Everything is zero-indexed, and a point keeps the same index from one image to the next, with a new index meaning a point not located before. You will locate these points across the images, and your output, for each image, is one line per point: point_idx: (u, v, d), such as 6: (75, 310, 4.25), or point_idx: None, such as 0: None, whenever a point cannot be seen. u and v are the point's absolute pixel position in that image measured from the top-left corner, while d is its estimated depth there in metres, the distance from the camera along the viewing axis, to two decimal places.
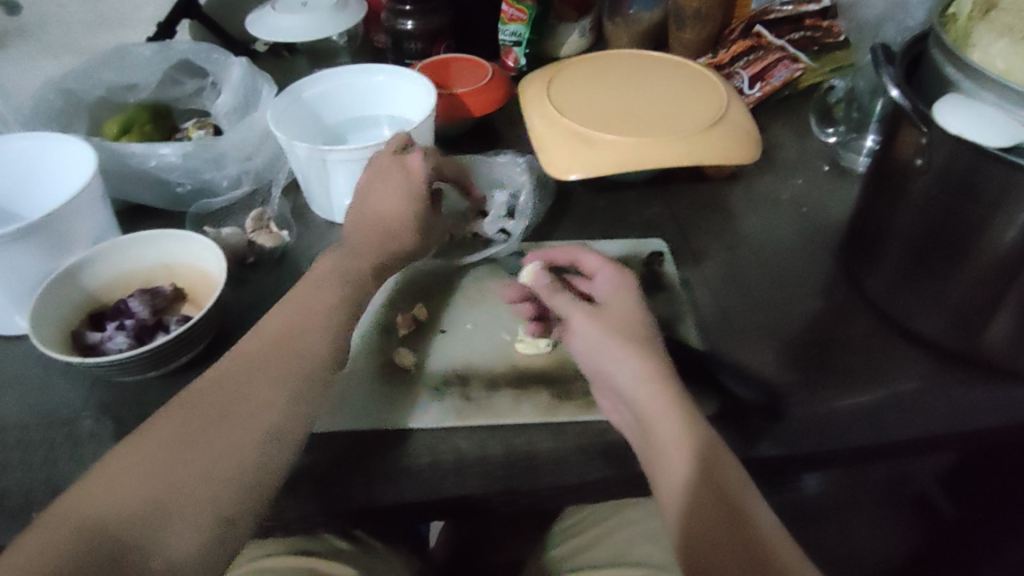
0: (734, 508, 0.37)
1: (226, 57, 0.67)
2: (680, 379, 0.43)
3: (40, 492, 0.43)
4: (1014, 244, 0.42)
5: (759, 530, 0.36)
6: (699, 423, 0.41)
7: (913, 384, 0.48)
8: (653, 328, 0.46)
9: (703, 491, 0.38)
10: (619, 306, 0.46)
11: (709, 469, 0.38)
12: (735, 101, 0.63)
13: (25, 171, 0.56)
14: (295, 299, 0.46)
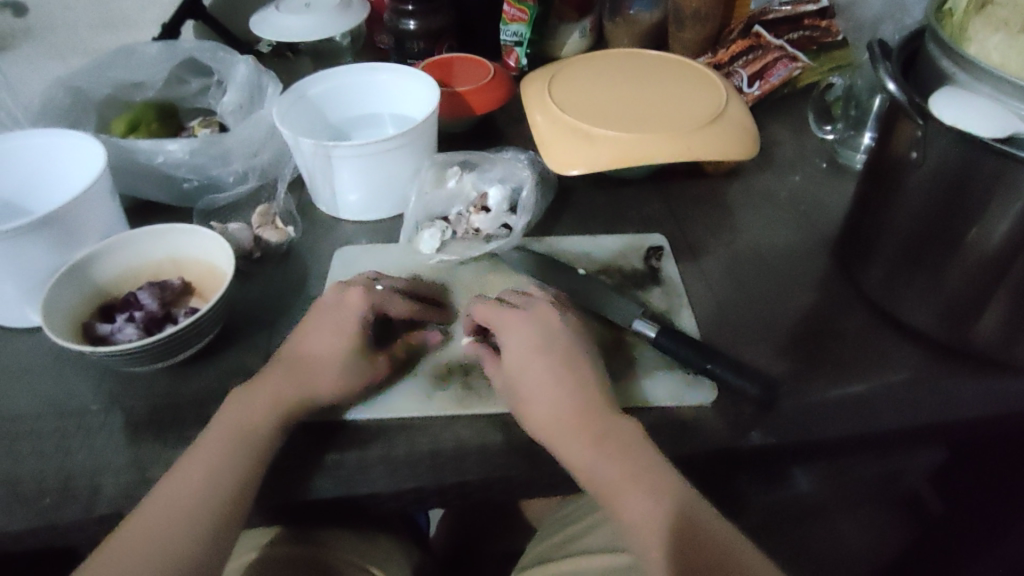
0: (717, 551, 0.39)
1: (229, 56, 0.68)
2: (593, 423, 0.43)
3: (51, 479, 0.44)
4: (1001, 244, 0.43)
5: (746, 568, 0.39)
6: (654, 472, 0.41)
7: (905, 375, 0.49)
8: (560, 365, 0.45)
9: (682, 541, 0.39)
10: (517, 359, 0.46)
11: (683, 519, 0.40)
12: (734, 98, 0.63)
13: (36, 167, 0.57)
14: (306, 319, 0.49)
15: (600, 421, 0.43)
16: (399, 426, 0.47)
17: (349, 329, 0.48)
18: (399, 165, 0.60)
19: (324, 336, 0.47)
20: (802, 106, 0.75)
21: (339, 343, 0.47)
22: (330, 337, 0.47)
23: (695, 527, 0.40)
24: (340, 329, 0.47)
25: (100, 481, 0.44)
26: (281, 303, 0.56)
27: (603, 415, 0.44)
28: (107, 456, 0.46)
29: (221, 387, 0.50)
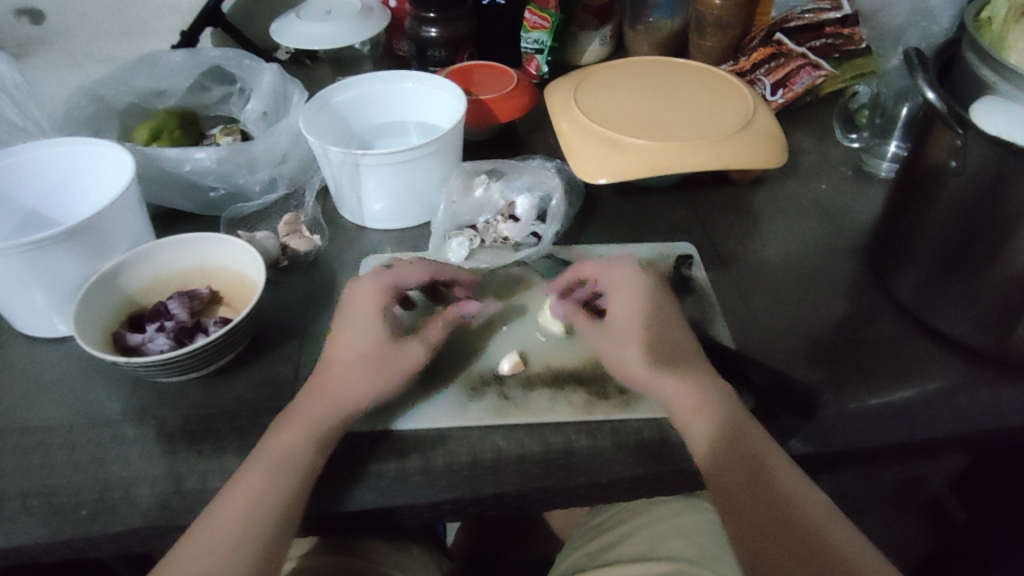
0: (758, 467, 0.42)
1: (256, 63, 0.68)
2: (695, 363, 0.47)
3: (86, 492, 0.44)
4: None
5: (782, 486, 0.42)
6: (709, 397, 0.45)
7: (940, 383, 0.49)
8: (658, 310, 0.50)
9: (724, 457, 0.43)
10: (623, 303, 0.51)
11: (731, 440, 0.44)
12: (760, 106, 0.64)
13: (61, 176, 0.56)
14: (347, 322, 0.49)
15: (691, 368, 0.47)
16: (438, 436, 0.46)
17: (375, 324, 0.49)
18: (427, 173, 0.59)
19: (346, 336, 0.48)
20: (824, 114, 0.76)
21: (363, 341, 0.48)
22: (353, 336, 0.48)
23: (742, 441, 0.43)
24: (361, 326, 0.49)
25: (135, 493, 0.44)
26: (311, 312, 0.56)
27: (678, 351, 0.48)
28: (142, 466, 0.45)
29: (254, 397, 0.49)
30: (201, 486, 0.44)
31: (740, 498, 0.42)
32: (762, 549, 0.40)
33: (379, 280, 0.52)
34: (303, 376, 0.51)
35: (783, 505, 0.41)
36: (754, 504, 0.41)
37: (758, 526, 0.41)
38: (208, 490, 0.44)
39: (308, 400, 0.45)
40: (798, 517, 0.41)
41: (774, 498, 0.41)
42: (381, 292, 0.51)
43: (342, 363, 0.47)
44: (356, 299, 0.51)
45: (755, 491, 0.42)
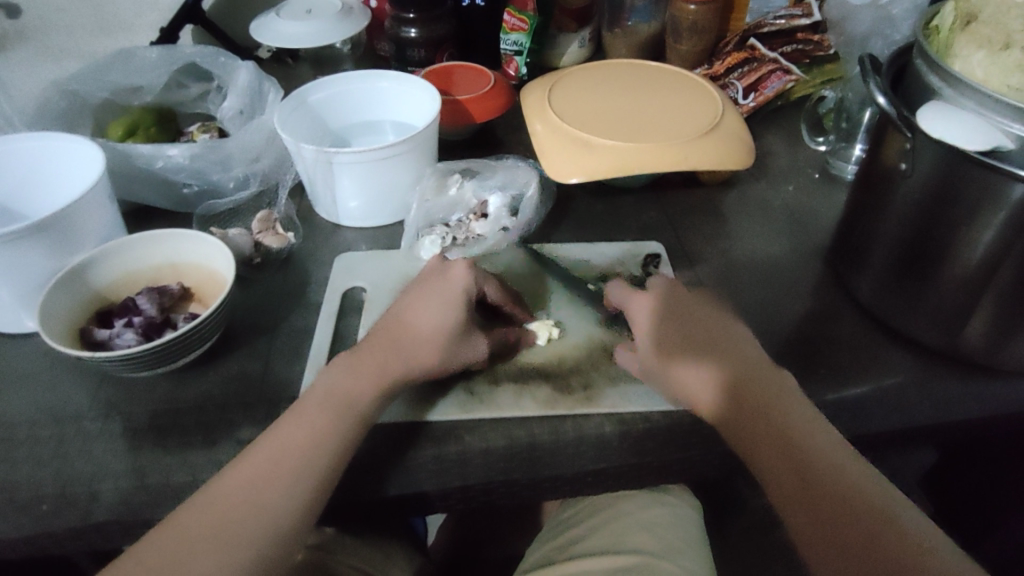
0: (782, 435, 0.43)
1: (232, 61, 0.69)
2: (737, 366, 0.46)
3: (51, 487, 0.44)
4: (985, 259, 0.44)
5: (812, 452, 0.42)
6: (731, 376, 0.46)
7: (900, 379, 0.50)
8: (702, 319, 0.49)
9: (747, 431, 0.43)
10: (663, 314, 0.50)
11: (749, 415, 0.44)
12: (729, 109, 0.65)
13: (32, 171, 0.56)
14: (424, 305, 0.49)
15: (738, 371, 0.46)
16: (403, 430, 0.47)
17: (453, 309, 0.48)
18: (399, 173, 0.60)
19: (427, 309, 0.49)
20: (794, 118, 0.77)
21: (439, 319, 0.48)
22: (436, 312, 0.48)
23: (765, 413, 0.44)
24: (447, 304, 0.49)
25: (98, 488, 0.44)
26: (281, 309, 0.56)
27: (706, 330, 0.49)
28: (105, 462, 0.45)
29: (222, 393, 0.50)
30: (164, 481, 0.44)
31: (772, 466, 0.42)
32: (791, 513, 0.40)
33: (474, 272, 0.51)
34: (271, 372, 0.51)
35: (813, 472, 0.41)
36: (785, 471, 0.41)
37: (787, 490, 0.41)
38: (173, 484, 0.44)
39: (373, 353, 0.47)
40: (828, 482, 0.40)
41: (804, 463, 0.41)
42: (469, 283, 0.50)
43: (416, 334, 0.48)
44: (446, 279, 0.50)
45: (785, 459, 0.42)
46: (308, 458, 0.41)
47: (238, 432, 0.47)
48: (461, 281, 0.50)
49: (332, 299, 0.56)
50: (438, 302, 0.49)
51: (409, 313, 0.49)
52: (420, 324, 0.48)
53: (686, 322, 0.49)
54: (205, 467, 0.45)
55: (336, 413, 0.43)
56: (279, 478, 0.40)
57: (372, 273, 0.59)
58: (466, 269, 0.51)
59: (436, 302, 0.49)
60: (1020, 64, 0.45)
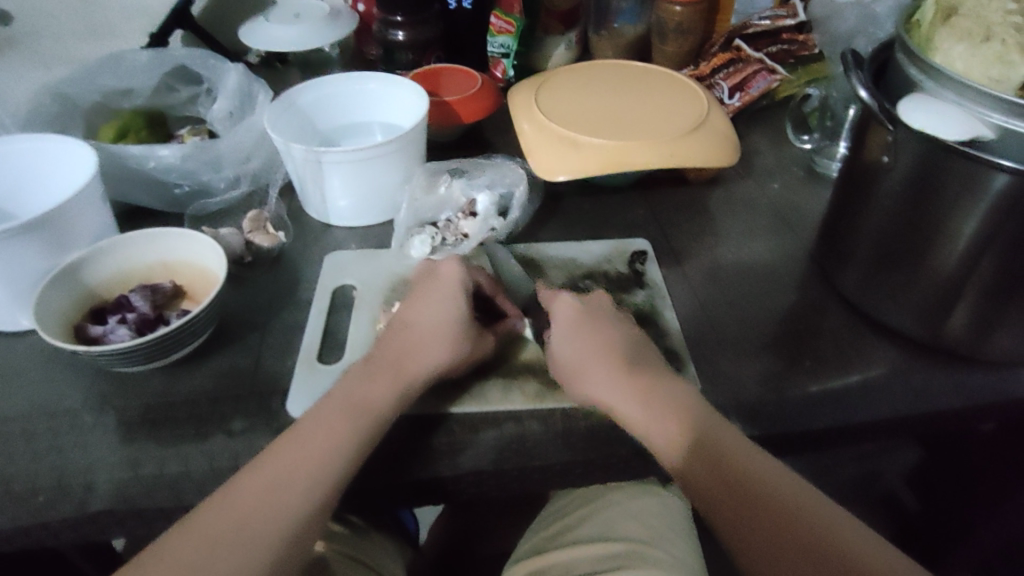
0: (725, 458, 0.42)
1: (220, 64, 0.69)
2: (662, 381, 0.47)
3: (44, 479, 0.44)
4: (963, 259, 0.46)
5: (761, 479, 0.41)
6: (667, 397, 0.45)
7: (868, 375, 0.51)
8: (634, 338, 0.50)
9: (690, 457, 0.42)
10: (594, 325, 0.50)
11: (697, 439, 0.43)
12: (714, 108, 0.66)
13: (25, 171, 0.57)
14: (425, 305, 0.50)
15: (667, 391, 0.46)
16: (402, 425, 0.47)
17: (456, 298, 0.50)
18: (388, 172, 0.61)
19: (428, 306, 0.50)
20: (779, 117, 0.79)
21: (442, 314, 0.49)
22: (439, 309, 0.49)
23: (709, 441, 0.43)
24: (447, 300, 0.49)
25: (93, 479, 0.44)
26: (273, 306, 0.57)
27: (641, 351, 0.49)
28: (99, 454, 0.46)
29: (214, 387, 0.50)
30: (158, 472, 0.45)
31: (717, 498, 0.41)
32: (740, 549, 0.39)
33: (464, 264, 0.52)
34: (263, 366, 0.52)
35: (767, 492, 0.40)
36: (729, 505, 0.40)
37: (739, 527, 0.40)
38: (166, 475, 0.45)
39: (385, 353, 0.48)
40: (783, 510, 0.39)
41: (750, 497, 0.40)
42: (464, 275, 0.51)
43: (420, 327, 0.49)
44: (439, 277, 0.51)
45: (726, 485, 0.41)
46: (297, 449, 0.42)
47: (231, 424, 0.47)
48: (456, 277, 0.51)
49: (322, 296, 0.57)
50: (441, 297, 0.50)
51: (409, 312, 0.50)
52: (416, 324, 0.49)
53: (616, 335, 0.49)
54: (198, 459, 0.45)
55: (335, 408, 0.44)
56: (270, 472, 0.41)
57: (363, 272, 0.59)
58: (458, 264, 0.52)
59: (438, 299, 0.50)
60: (1000, 57, 0.47)
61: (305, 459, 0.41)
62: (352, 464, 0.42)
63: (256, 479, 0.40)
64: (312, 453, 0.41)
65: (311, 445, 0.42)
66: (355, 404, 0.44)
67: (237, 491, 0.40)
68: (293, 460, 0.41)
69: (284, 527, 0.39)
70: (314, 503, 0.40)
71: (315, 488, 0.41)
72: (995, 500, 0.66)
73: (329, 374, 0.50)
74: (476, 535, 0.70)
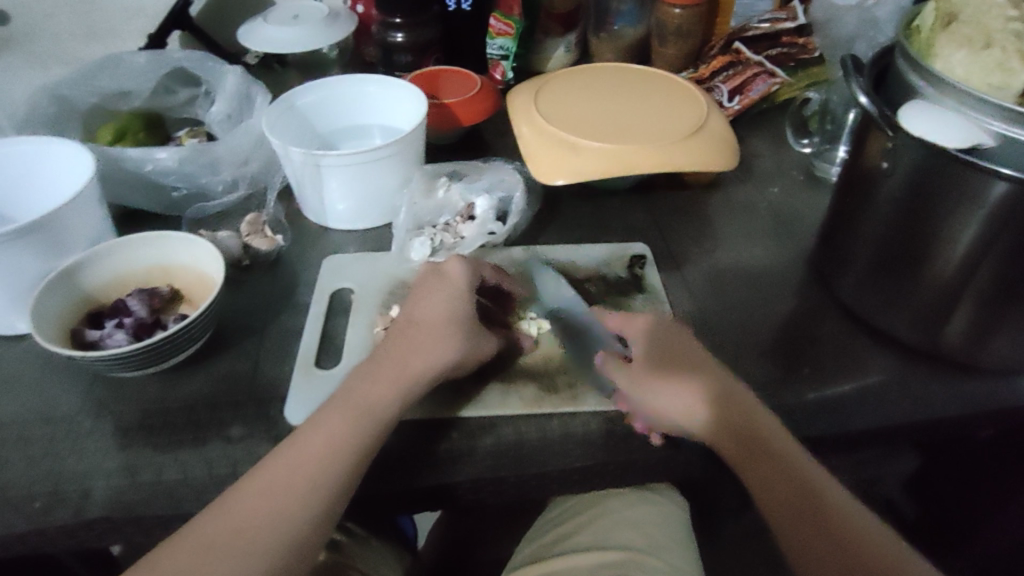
0: (801, 484, 0.42)
1: (220, 66, 0.69)
2: (729, 400, 0.46)
3: (41, 486, 0.44)
4: (963, 266, 0.46)
5: (830, 504, 0.41)
6: (724, 405, 0.46)
7: (869, 381, 0.51)
8: (695, 352, 0.49)
9: (756, 471, 0.43)
10: (658, 345, 0.50)
11: (767, 454, 0.43)
12: (714, 112, 0.65)
13: (22, 175, 0.57)
14: (428, 303, 0.50)
15: (734, 408, 0.45)
16: (400, 433, 0.47)
17: (462, 296, 0.50)
18: (387, 175, 0.60)
19: (432, 303, 0.50)
20: (779, 120, 0.78)
21: (442, 311, 0.49)
22: (444, 304, 0.49)
23: (767, 443, 0.43)
24: (455, 297, 0.50)
25: (90, 486, 0.44)
26: (272, 310, 0.57)
27: (698, 360, 0.48)
28: (97, 460, 0.45)
29: (212, 392, 0.50)
30: (156, 479, 0.45)
31: (781, 498, 0.42)
32: (803, 553, 0.41)
33: (469, 264, 0.52)
34: (261, 371, 0.52)
35: (833, 516, 0.41)
36: (796, 518, 0.41)
37: (800, 529, 0.41)
38: (164, 482, 0.44)
39: (391, 361, 0.47)
40: (850, 536, 0.40)
41: (812, 501, 0.41)
42: (468, 274, 0.52)
43: (425, 324, 0.49)
44: (445, 275, 0.51)
45: (801, 507, 0.41)
46: (299, 461, 0.41)
47: (228, 430, 0.47)
48: (458, 276, 0.51)
49: (320, 300, 0.57)
50: (444, 298, 0.50)
51: (418, 312, 0.50)
52: (417, 326, 0.49)
53: (677, 351, 0.49)
54: (196, 466, 0.45)
55: (338, 414, 0.43)
56: (274, 484, 0.40)
57: (360, 275, 0.59)
58: (463, 263, 0.52)
59: (443, 299, 0.50)
60: (1000, 64, 0.46)
61: (305, 466, 0.41)
62: (352, 470, 0.42)
63: (255, 485, 0.40)
64: (310, 459, 0.41)
65: (314, 453, 0.41)
66: (362, 406, 0.44)
67: (239, 504, 0.39)
68: (298, 473, 0.41)
69: (285, 535, 0.39)
70: (316, 510, 0.40)
71: (315, 499, 0.40)
72: (1002, 507, 0.66)
73: (326, 379, 0.50)
74: (473, 542, 0.69)
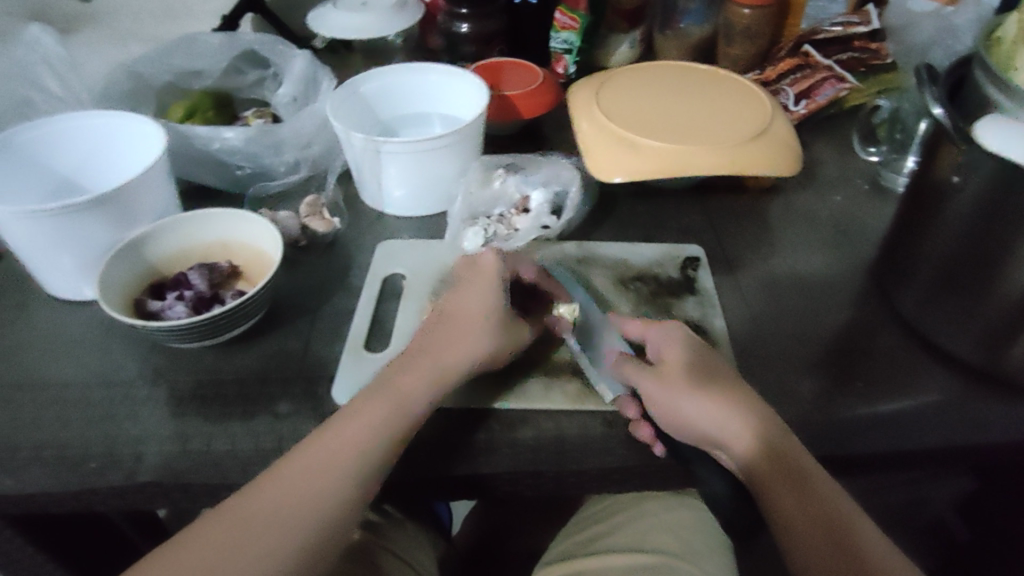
0: (829, 516, 0.40)
1: (289, 50, 0.70)
2: (756, 415, 0.44)
3: (99, 446, 0.46)
4: None
5: (859, 539, 0.39)
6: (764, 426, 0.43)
7: (926, 400, 0.49)
8: (718, 366, 0.47)
9: (782, 490, 0.41)
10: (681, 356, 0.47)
11: (802, 482, 0.41)
12: (780, 116, 0.64)
13: (98, 148, 0.59)
14: (463, 296, 0.50)
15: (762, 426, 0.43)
16: (442, 420, 0.48)
17: (494, 286, 0.50)
18: (444, 164, 0.61)
19: (468, 294, 0.50)
20: (846, 126, 0.76)
21: (479, 303, 0.49)
22: (480, 296, 0.50)
23: (804, 468, 0.42)
24: (487, 289, 0.50)
25: (143, 450, 0.46)
26: (325, 291, 0.58)
27: (724, 375, 0.46)
28: (151, 425, 0.47)
29: (263, 368, 0.51)
30: (205, 448, 0.46)
31: (806, 523, 0.40)
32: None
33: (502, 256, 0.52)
34: (311, 351, 0.53)
35: (861, 549, 0.39)
36: (821, 543, 0.39)
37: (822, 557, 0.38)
38: (213, 451, 0.46)
39: (434, 344, 0.48)
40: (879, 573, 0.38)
41: (838, 535, 0.39)
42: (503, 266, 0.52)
43: (461, 315, 0.49)
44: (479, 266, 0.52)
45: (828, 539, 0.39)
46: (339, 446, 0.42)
47: (277, 406, 0.49)
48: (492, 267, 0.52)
49: (372, 284, 0.58)
50: (481, 288, 0.50)
51: (452, 302, 0.51)
52: (453, 313, 0.50)
53: (703, 361, 0.47)
54: (244, 438, 0.47)
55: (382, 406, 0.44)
56: (313, 470, 0.41)
57: (412, 261, 0.60)
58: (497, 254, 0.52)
59: (479, 290, 0.50)
60: None
61: (343, 450, 0.42)
62: (388, 457, 0.42)
63: (295, 466, 0.41)
64: (347, 444, 0.42)
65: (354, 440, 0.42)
66: (402, 397, 0.45)
67: (280, 484, 0.40)
68: (337, 460, 0.41)
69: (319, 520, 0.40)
70: (350, 495, 0.41)
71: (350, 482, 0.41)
72: None
73: (375, 362, 0.51)
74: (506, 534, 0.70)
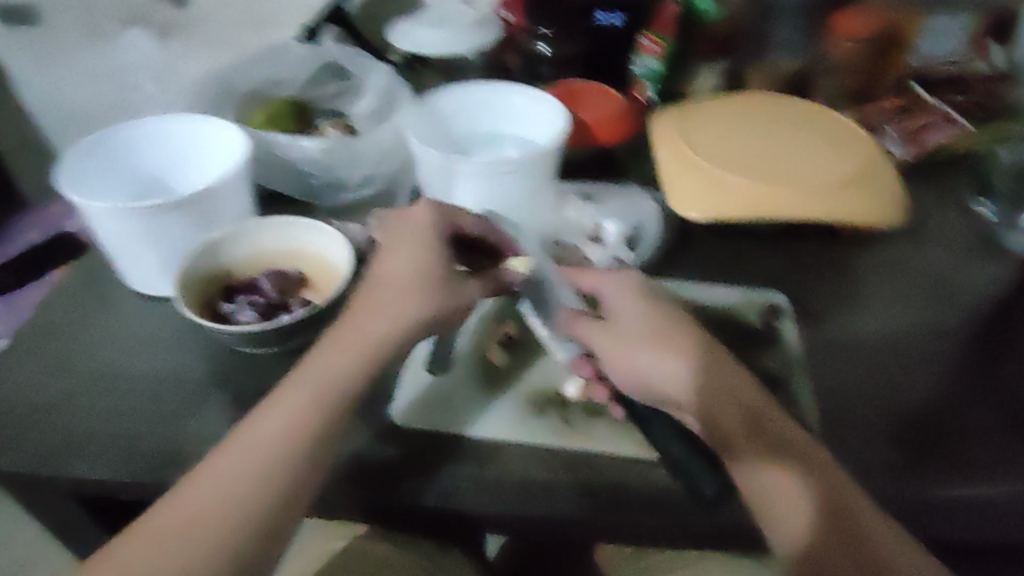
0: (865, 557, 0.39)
1: (372, 62, 0.71)
2: (714, 375, 0.44)
3: (158, 443, 0.46)
4: None
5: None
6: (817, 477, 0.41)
7: (1015, 488, 0.44)
8: (682, 321, 0.46)
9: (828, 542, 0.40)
10: (630, 316, 0.46)
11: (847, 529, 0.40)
12: (876, 158, 0.61)
13: (182, 149, 0.60)
14: (395, 259, 0.50)
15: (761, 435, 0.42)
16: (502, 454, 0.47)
17: (421, 250, 0.50)
18: (517, 186, 0.59)
19: (401, 256, 0.49)
20: None
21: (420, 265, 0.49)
22: (408, 257, 0.49)
23: (863, 545, 0.39)
24: (421, 248, 0.50)
25: (200, 452, 0.46)
26: None
27: (679, 337, 0.45)
28: (211, 427, 0.47)
29: None
30: None
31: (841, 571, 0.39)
32: None
33: (436, 208, 0.52)
34: None
35: None
36: None
37: None
38: None
39: (366, 320, 0.47)
40: None
41: None
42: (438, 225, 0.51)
43: (388, 280, 0.49)
44: (412, 222, 0.51)
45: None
46: (259, 441, 0.42)
47: None
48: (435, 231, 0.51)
49: None
50: (414, 255, 0.50)
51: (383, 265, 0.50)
52: (391, 281, 0.49)
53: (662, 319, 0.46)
54: None
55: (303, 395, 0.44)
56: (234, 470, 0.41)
57: None
58: (432, 209, 0.52)
59: (417, 253, 0.50)
60: None
61: (260, 448, 0.42)
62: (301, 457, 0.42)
63: (210, 471, 0.41)
64: (263, 440, 0.42)
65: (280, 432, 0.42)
66: (321, 382, 0.45)
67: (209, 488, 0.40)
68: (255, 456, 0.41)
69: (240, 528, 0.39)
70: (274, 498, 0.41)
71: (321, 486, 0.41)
72: None
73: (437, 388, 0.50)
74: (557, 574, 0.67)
